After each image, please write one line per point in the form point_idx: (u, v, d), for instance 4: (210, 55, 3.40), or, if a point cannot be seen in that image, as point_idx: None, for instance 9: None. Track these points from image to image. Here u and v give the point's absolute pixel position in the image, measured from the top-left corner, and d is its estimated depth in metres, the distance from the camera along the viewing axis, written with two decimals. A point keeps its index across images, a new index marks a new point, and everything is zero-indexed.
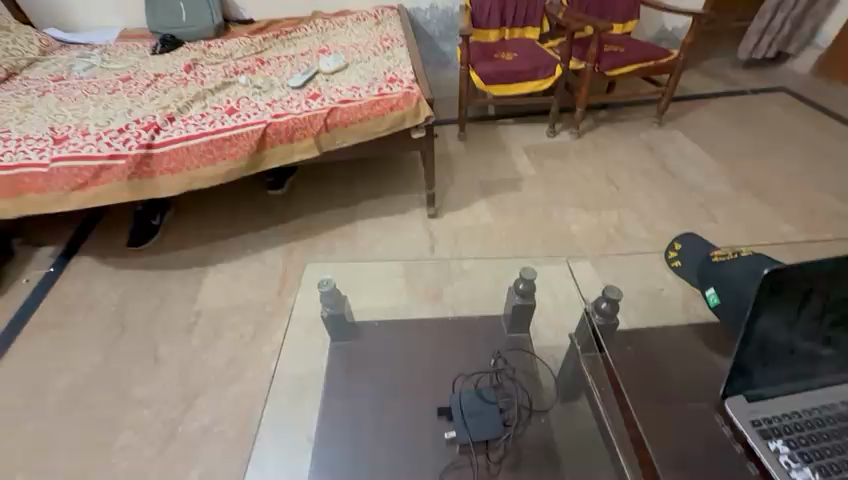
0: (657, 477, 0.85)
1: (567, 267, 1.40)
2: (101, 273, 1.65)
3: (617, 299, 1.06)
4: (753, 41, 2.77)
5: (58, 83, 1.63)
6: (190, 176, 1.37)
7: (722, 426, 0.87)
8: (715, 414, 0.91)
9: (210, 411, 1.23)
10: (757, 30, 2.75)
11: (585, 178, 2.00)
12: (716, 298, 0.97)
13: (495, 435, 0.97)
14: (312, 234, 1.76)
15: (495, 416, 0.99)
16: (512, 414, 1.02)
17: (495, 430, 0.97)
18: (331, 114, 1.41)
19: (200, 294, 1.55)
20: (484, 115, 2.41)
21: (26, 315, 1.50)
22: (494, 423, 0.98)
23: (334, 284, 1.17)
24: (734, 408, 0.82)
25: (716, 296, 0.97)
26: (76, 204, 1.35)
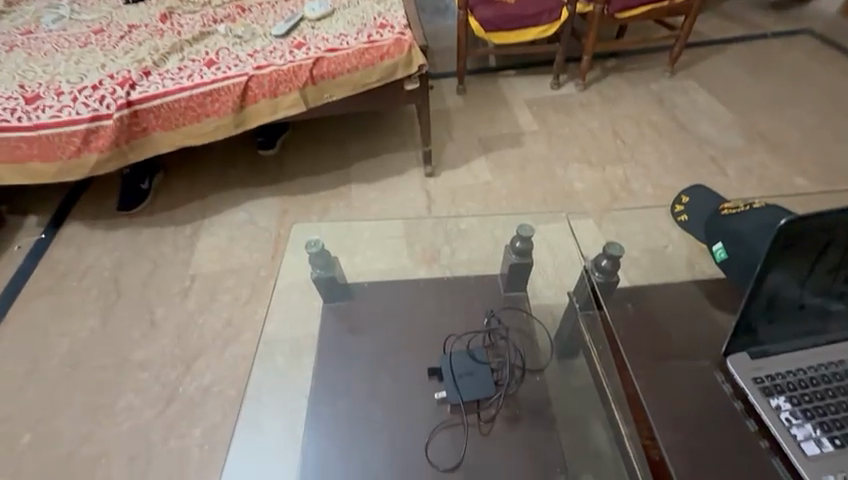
0: (653, 434, 0.84)
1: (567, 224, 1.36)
2: (93, 238, 1.62)
3: (619, 254, 1.04)
4: None
5: (27, 37, 1.52)
6: (189, 134, 1.34)
7: (722, 384, 0.87)
8: (715, 371, 0.89)
9: (209, 372, 1.24)
10: None
11: (591, 133, 1.90)
12: (723, 253, 0.93)
13: (485, 395, 0.98)
14: (305, 195, 1.71)
15: (486, 376, 0.99)
16: (504, 372, 1.02)
17: (485, 390, 0.98)
18: (317, 65, 1.32)
19: (194, 258, 1.52)
20: (484, 67, 2.27)
21: (22, 281, 1.49)
22: (484, 383, 0.99)
23: (323, 245, 1.16)
24: (735, 365, 0.81)
25: (723, 251, 0.93)
26: (71, 171, 1.31)
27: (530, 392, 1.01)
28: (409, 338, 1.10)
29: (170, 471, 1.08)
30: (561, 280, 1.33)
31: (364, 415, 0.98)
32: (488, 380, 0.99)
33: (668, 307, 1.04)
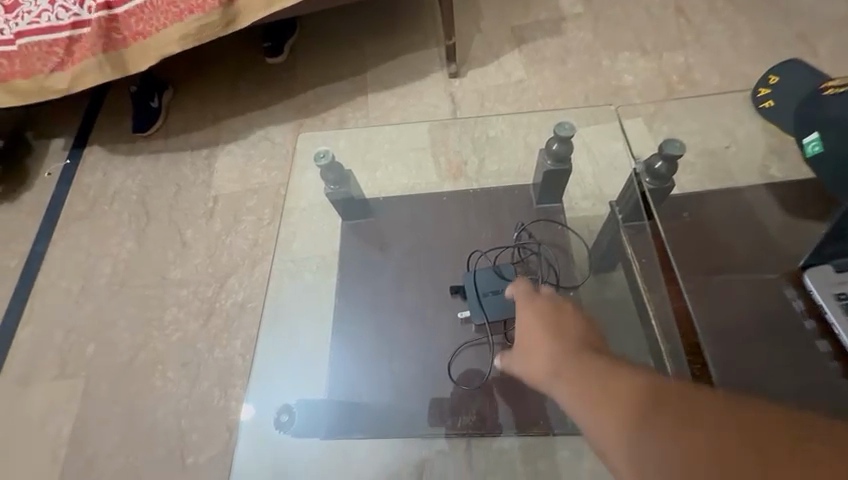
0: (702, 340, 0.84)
1: (618, 125, 1.14)
2: (115, 162, 1.60)
3: (680, 154, 0.93)
4: None
5: None
6: (156, 36, 1.17)
7: (794, 300, 0.86)
8: (785, 286, 0.88)
9: (242, 289, 1.28)
10: None
11: (648, 11, 1.58)
12: (816, 145, 0.91)
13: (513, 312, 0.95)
14: (320, 107, 1.58)
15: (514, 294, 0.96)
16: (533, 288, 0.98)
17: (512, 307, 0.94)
18: None
19: (214, 179, 1.49)
20: None
21: (59, 207, 1.53)
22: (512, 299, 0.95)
23: (333, 156, 1.05)
24: (816, 279, 0.84)
25: (816, 144, 0.90)
26: (60, 88, 1.22)
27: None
28: (432, 259, 1.08)
29: (219, 375, 1.18)
30: (597, 186, 1.20)
31: (394, 332, 1.00)
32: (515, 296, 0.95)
33: (724, 218, 1.02)
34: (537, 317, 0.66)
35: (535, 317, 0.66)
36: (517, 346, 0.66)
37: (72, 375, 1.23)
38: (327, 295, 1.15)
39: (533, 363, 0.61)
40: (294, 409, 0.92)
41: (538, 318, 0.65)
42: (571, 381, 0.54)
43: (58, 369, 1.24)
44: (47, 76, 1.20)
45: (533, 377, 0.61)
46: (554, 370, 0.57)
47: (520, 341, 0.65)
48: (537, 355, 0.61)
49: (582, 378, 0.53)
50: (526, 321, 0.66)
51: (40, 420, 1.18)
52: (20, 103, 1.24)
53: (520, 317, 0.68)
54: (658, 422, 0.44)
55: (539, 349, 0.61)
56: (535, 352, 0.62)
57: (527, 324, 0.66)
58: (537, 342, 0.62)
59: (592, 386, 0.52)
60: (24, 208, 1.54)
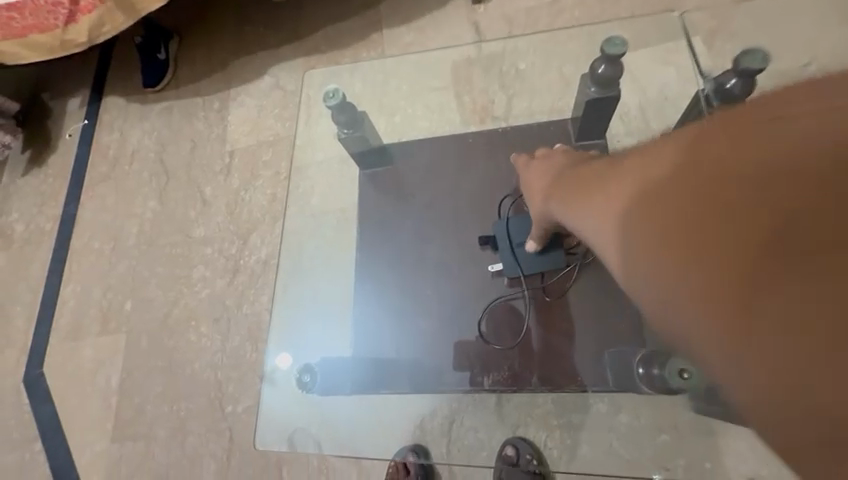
0: None
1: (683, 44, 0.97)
2: (131, 121, 1.57)
3: (762, 69, 0.78)
4: None
5: None
6: None
7: None
8: None
9: (265, 246, 1.26)
10: None
11: None
12: None
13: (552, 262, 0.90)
14: (332, 48, 1.46)
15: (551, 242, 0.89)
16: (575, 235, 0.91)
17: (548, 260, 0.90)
18: None
19: (229, 133, 1.43)
20: None
21: (83, 169, 1.53)
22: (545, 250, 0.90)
23: (342, 95, 0.95)
24: None
25: None
26: (75, 41, 1.16)
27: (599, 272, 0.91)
28: (455, 214, 1.02)
29: (249, 330, 1.20)
30: (645, 121, 1.05)
31: (418, 287, 0.98)
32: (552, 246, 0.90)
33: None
34: (532, 181, 0.82)
35: (538, 172, 0.81)
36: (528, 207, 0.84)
37: (113, 331, 1.28)
38: (345, 255, 1.04)
39: (536, 218, 0.81)
40: (314, 370, 0.92)
41: (540, 172, 0.80)
42: (561, 193, 0.70)
43: (101, 326, 1.29)
44: (59, 30, 1.13)
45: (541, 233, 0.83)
46: (551, 198, 0.73)
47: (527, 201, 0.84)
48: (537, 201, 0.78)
49: (572, 186, 0.68)
50: (527, 190, 0.84)
51: (92, 372, 1.25)
52: (41, 60, 1.20)
53: (524, 180, 0.85)
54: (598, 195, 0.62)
55: (540, 192, 0.78)
56: (534, 205, 0.81)
57: (532, 180, 0.82)
58: (538, 188, 0.79)
59: (570, 191, 0.68)
60: (51, 171, 1.56)
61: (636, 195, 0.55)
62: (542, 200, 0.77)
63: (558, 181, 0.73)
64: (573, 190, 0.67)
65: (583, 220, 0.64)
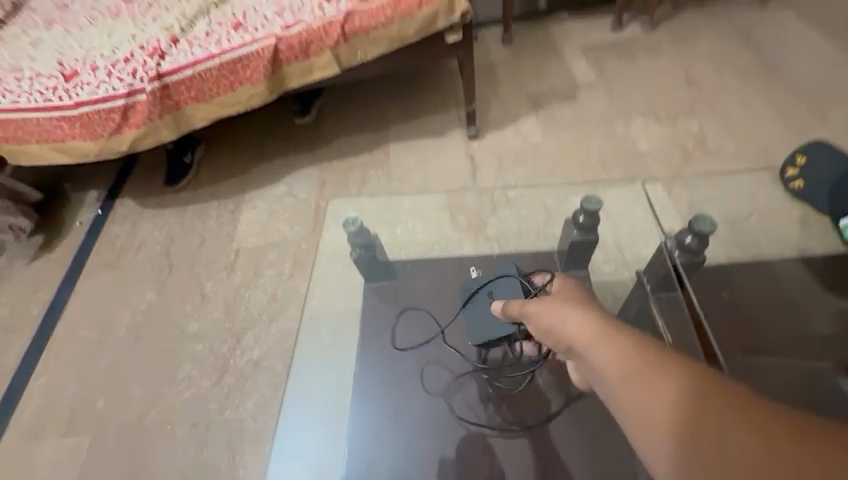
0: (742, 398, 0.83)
1: (642, 191, 1.16)
2: (145, 215, 1.66)
3: (710, 232, 0.91)
4: None
5: (63, 12, 1.54)
6: (207, 106, 1.27)
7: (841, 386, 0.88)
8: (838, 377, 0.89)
9: (258, 346, 1.26)
10: None
11: (660, 81, 1.64)
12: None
13: (509, 334, 0.86)
14: (344, 165, 1.64)
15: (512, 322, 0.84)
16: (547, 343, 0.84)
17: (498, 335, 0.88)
18: (349, 19, 1.18)
19: (238, 232, 1.53)
20: (532, 12, 1.94)
21: (86, 256, 1.57)
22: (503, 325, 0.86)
23: (362, 223, 1.07)
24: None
25: None
26: (119, 149, 1.30)
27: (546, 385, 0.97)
28: (434, 327, 1.07)
29: (229, 438, 1.13)
30: (620, 250, 1.20)
31: (410, 404, 0.98)
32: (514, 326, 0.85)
33: (763, 305, 1.01)
34: (562, 299, 0.62)
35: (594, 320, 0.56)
36: (533, 305, 0.66)
37: (78, 433, 1.19)
38: (345, 398, 1.04)
39: (547, 326, 0.62)
40: None
41: (594, 319, 0.56)
42: (626, 373, 0.48)
43: (66, 425, 1.20)
44: (106, 139, 1.27)
45: (508, 308, 0.78)
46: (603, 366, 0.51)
47: (544, 316, 0.62)
48: (578, 351, 0.55)
49: (649, 376, 0.47)
50: (550, 299, 0.63)
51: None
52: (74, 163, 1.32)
53: (562, 311, 0.59)
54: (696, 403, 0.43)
55: (584, 346, 0.54)
56: (556, 320, 0.60)
57: (576, 323, 0.57)
58: (587, 338, 0.54)
59: (644, 383, 0.46)
60: (54, 256, 1.59)
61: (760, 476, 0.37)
62: (587, 356, 0.53)
63: (625, 351, 0.50)
64: (650, 383, 0.46)
65: (648, 440, 0.44)
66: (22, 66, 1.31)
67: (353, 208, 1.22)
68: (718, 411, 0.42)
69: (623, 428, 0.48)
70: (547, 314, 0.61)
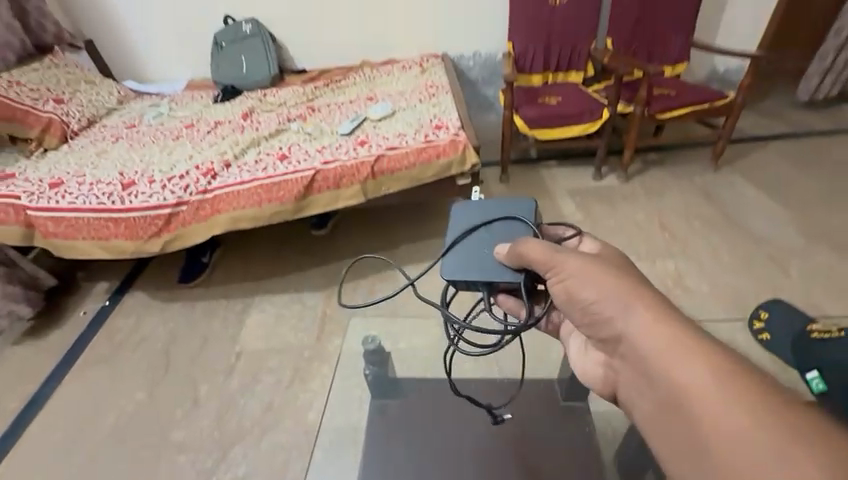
0: None
1: None
2: (152, 310, 1.69)
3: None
4: (814, 82, 2.33)
5: (131, 131, 1.81)
6: (236, 217, 1.39)
7: None
8: None
9: (245, 462, 1.20)
10: (816, 70, 2.31)
11: (638, 225, 1.87)
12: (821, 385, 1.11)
13: (503, 282, 0.69)
14: (353, 277, 1.75)
15: (513, 263, 0.68)
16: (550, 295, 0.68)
17: (488, 274, 0.69)
18: (378, 161, 1.43)
19: (242, 335, 1.55)
20: (525, 158, 2.30)
21: (82, 348, 1.55)
22: (499, 266, 0.70)
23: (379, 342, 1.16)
24: None
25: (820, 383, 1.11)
26: (152, 251, 1.41)
27: (517, 439, 1.08)
28: (448, 461, 1.06)
29: None
30: None
31: None
32: (515, 271, 0.68)
33: None
34: (612, 267, 0.52)
35: (672, 329, 0.43)
36: (568, 267, 0.55)
37: None
38: None
39: (586, 294, 0.52)
40: None
41: (672, 324, 0.43)
42: (686, 395, 0.39)
43: None
44: (145, 241, 1.39)
45: (524, 244, 0.63)
46: (659, 377, 0.42)
47: (584, 293, 0.52)
48: (631, 352, 0.46)
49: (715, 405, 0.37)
50: (600, 266, 0.52)
51: None
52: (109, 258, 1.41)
53: (626, 308, 0.47)
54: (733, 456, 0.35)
55: (646, 352, 0.44)
56: (603, 300, 0.49)
57: (647, 327, 0.44)
58: (658, 346, 0.43)
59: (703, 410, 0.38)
60: (48, 345, 1.57)
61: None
62: (643, 363, 0.44)
63: (694, 368, 0.39)
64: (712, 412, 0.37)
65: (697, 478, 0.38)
66: (85, 172, 1.50)
67: (371, 329, 1.24)
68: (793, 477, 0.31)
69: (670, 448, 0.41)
70: (599, 300, 0.50)
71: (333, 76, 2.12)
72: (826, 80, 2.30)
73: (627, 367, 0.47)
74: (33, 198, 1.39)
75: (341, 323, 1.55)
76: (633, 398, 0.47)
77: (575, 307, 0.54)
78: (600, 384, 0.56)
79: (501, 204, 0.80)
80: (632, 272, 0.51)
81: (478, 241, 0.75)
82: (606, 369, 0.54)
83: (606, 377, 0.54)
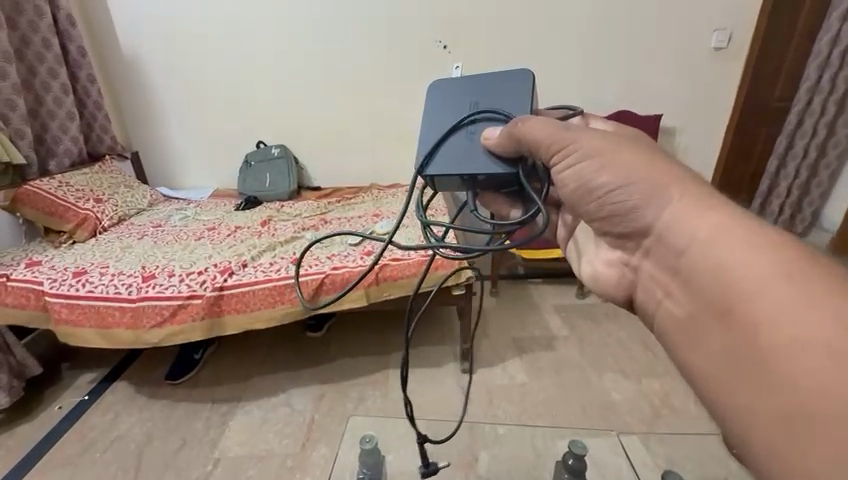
0: None
1: (616, 441, 1.21)
2: (132, 407, 1.63)
3: None
4: None
5: (156, 229, 1.98)
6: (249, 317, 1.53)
7: None
8: None
9: None
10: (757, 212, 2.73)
11: (621, 343, 1.95)
12: None
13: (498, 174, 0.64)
14: (344, 381, 1.74)
15: (504, 152, 0.63)
16: (542, 190, 0.64)
17: (475, 167, 0.65)
18: (382, 269, 1.58)
19: (223, 439, 1.49)
20: (513, 275, 2.51)
21: (47, 446, 1.45)
22: (487, 156, 0.65)
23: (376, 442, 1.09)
24: None
25: None
26: (154, 341, 1.49)
27: None
28: None
29: None
30: None
31: None
32: (507, 163, 0.64)
33: None
34: (634, 146, 0.52)
35: (719, 216, 0.42)
36: (585, 145, 0.54)
37: None
38: None
39: (600, 178, 0.52)
40: None
41: (719, 212, 0.42)
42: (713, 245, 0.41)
43: None
44: (148, 329, 1.47)
45: (524, 124, 0.57)
46: (697, 266, 0.42)
47: (603, 174, 0.52)
48: (664, 248, 0.47)
49: (758, 280, 0.36)
50: (621, 148, 0.52)
51: None
52: (107, 346, 1.50)
53: (660, 197, 0.47)
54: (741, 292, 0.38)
55: (683, 243, 0.44)
56: (629, 184, 0.49)
57: (691, 219, 0.44)
58: (698, 236, 0.43)
59: (742, 282, 0.38)
60: (10, 442, 1.47)
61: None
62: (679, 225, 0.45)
63: (739, 246, 0.39)
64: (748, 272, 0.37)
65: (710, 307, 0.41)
66: (108, 262, 1.62)
67: (373, 427, 1.25)
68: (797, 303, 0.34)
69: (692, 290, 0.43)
70: (621, 186, 0.50)
71: (345, 195, 2.41)
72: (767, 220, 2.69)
73: (658, 261, 0.49)
74: (55, 284, 1.51)
75: (327, 431, 1.51)
76: (659, 299, 0.50)
77: (592, 198, 0.54)
78: (613, 286, 0.60)
79: (491, 86, 0.73)
80: (661, 158, 0.50)
81: (463, 131, 0.69)
82: (622, 267, 0.58)
83: (623, 277, 0.58)
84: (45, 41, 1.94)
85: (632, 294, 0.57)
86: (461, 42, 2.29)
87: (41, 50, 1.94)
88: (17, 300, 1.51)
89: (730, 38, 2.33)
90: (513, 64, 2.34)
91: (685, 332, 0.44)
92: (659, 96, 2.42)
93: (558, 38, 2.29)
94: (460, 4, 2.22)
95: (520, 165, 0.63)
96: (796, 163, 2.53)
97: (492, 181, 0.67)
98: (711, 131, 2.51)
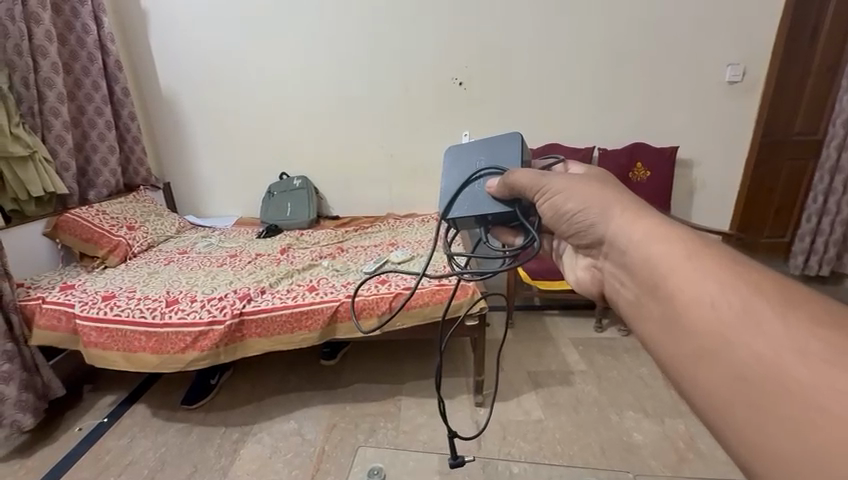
0: None
1: None
2: (148, 430, 1.66)
3: None
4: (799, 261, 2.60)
5: (182, 255, 2.08)
6: (269, 342, 1.58)
7: None
8: None
9: None
10: (798, 250, 2.60)
11: (642, 380, 1.88)
12: None
13: (505, 214, 0.70)
14: (356, 411, 1.72)
15: (503, 195, 0.70)
16: (540, 224, 0.69)
17: (484, 210, 0.71)
18: (396, 297, 1.61)
19: (233, 467, 1.48)
20: (530, 306, 2.51)
21: (65, 467, 1.48)
22: (492, 200, 0.71)
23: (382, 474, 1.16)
24: None
25: None
26: (180, 366, 1.53)
27: None
28: None
29: None
30: None
31: None
32: (507, 204, 0.70)
33: None
34: (598, 183, 0.56)
35: (650, 223, 0.46)
36: (554, 185, 0.59)
37: None
38: None
39: (567, 205, 0.57)
40: None
41: (647, 219, 0.47)
42: (640, 243, 0.46)
43: None
44: (174, 354, 1.52)
45: (512, 173, 0.66)
46: (639, 267, 0.45)
47: (568, 204, 0.56)
48: (615, 250, 0.49)
49: (690, 271, 0.39)
50: (587, 182, 0.56)
51: None
52: (126, 368, 1.54)
53: (606, 216, 0.51)
54: (663, 271, 0.42)
55: (624, 244, 0.48)
56: (585, 209, 0.54)
57: (626, 229, 0.48)
58: (636, 238, 0.46)
59: (662, 265, 0.42)
60: (30, 462, 1.50)
61: (799, 380, 0.30)
62: (621, 241, 0.48)
63: (657, 240, 0.44)
64: (666, 259, 0.42)
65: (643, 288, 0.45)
66: (135, 288, 1.70)
67: (382, 459, 1.22)
68: (695, 275, 0.39)
69: (632, 279, 0.47)
70: (585, 208, 0.54)
71: (362, 223, 2.48)
72: (809, 260, 2.58)
73: (613, 262, 0.51)
74: (85, 307, 1.59)
75: (338, 463, 1.48)
76: (618, 290, 0.51)
77: (562, 221, 0.58)
78: (589, 285, 0.60)
79: (492, 144, 0.80)
80: (621, 190, 0.54)
81: (473, 184, 0.74)
82: (592, 269, 0.59)
83: (595, 277, 0.58)
84: (95, 83, 2.13)
85: (603, 290, 0.57)
86: (475, 79, 2.39)
87: (90, 92, 2.13)
88: (47, 321, 1.59)
89: (745, 72, 2.34)
90: (528, 101, 2.41)
91: (643, 329, 0.45)
92: (673, 130, 2.44)
93: (570, 76, 2.37)
94: (475, 46, 2.34)
95: (527, 205, 0.68)
96: (836, 199, 2.42)
97: (500, 220, 0.72)
98: (730, 163, 2.48)
